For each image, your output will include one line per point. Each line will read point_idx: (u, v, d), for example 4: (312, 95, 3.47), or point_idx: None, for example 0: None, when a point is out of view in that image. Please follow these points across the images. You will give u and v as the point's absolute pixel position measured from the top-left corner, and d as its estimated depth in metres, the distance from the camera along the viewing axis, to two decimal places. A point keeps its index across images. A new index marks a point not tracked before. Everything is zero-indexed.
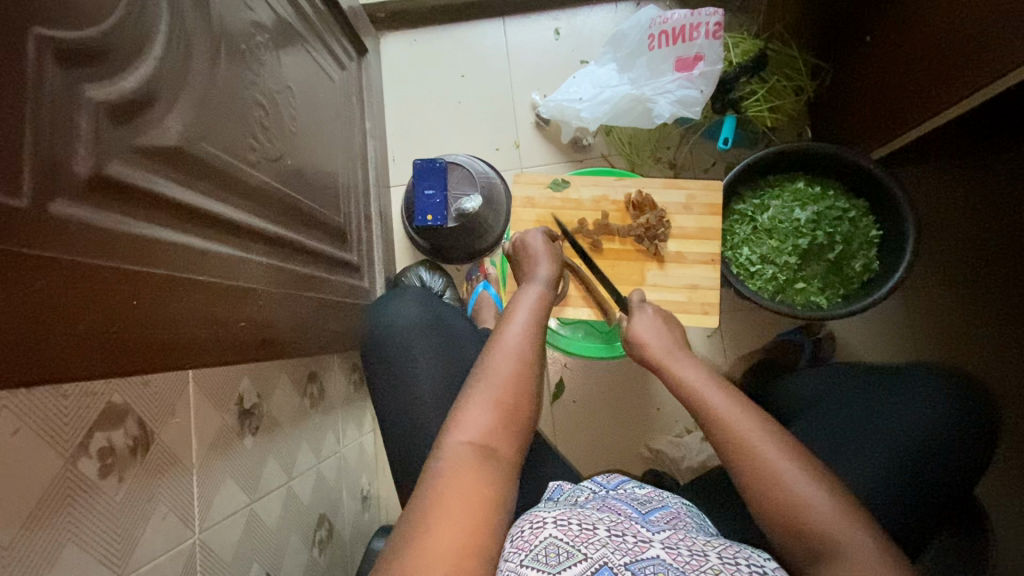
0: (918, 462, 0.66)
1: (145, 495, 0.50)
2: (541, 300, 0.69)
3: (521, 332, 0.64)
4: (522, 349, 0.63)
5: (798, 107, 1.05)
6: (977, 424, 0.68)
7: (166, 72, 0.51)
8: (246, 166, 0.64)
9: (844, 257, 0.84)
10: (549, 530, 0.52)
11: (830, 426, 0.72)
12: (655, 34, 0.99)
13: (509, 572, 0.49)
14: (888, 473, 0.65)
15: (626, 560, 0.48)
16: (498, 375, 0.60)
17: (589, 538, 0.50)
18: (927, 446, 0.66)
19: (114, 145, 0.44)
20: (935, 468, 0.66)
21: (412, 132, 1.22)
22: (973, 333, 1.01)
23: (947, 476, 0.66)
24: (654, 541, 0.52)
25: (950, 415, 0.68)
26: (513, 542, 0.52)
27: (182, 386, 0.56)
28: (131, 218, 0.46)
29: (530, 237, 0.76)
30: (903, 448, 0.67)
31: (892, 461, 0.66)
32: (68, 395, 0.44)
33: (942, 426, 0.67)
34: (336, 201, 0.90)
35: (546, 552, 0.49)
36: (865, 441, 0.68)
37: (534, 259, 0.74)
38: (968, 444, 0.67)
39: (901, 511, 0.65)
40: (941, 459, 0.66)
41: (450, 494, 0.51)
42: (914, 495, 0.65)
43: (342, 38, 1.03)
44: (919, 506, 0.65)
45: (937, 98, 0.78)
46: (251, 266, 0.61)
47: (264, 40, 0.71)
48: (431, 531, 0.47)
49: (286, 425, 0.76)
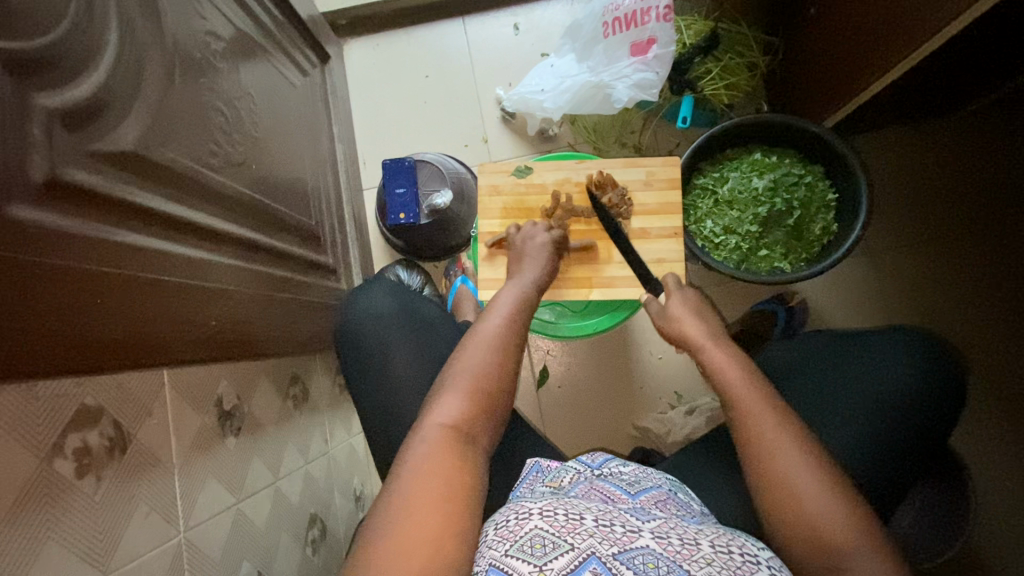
0: (886, 414, 0.68)
1: (126, 494, 0.51)
2: (524, 297, 0.71)
3: (501, 324, 0.66)
4: (499, 343, 0.65)
5: (752, 82, 1.08)
6: (946, 378, 0.69)
7: (119, 80, 0.52)
8: (209, 170, 0.65)
9: (803, 222, 0.87)
10: (535, 521, 0.51)
11: (804, 388, 0.74)
12: (609, 22, 1.01)
13: (494, 561, 0.49)
14: (861, 432, 0.67)
15: (614, 551, 0.48)
16: (473, 364, 0.62)
17: (576, 528, 0.50)
18: (896, 403, 0.68)
19: (69, 152, 0.45)
20: (906, 423, 0.68)
21: (381, 135, 1.24)
22: (940, 289, 1.03)
23: (916, 429, 0.68)
24: (644, 531, 0.51)
25: (919, 370, 0.69)
26: (499, 531, 0.52)
27: (157, 388, 0.56)
28: (93, 222, 0.47)
29: (537, 241, 0.77)
30: (873, 405, 0.68)
31: (861, 416, 0.68)
32: (39, 398, 0.44)
33: (906, 379, 0.69)
34: (306, 204, 0.92)
35: (531, 544, 0.49)
36: (838, 402, 0.70)
37: (526, 259, 0.76)
38: (937, 398, 0.69)
39: (873, 462, 0.66)
40: (910, 413, 0.68)
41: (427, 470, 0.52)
42: (889, 450, 0.67)
43: (303, 45, 1.05)
44: (893, 463, 0.67)
45: (879, 61, 0.80)
46: (219, 267, 0.62)
47: (220, 49, 0.72)
48: (409, 505, 0.49)
49: (270, 426, 0.77)
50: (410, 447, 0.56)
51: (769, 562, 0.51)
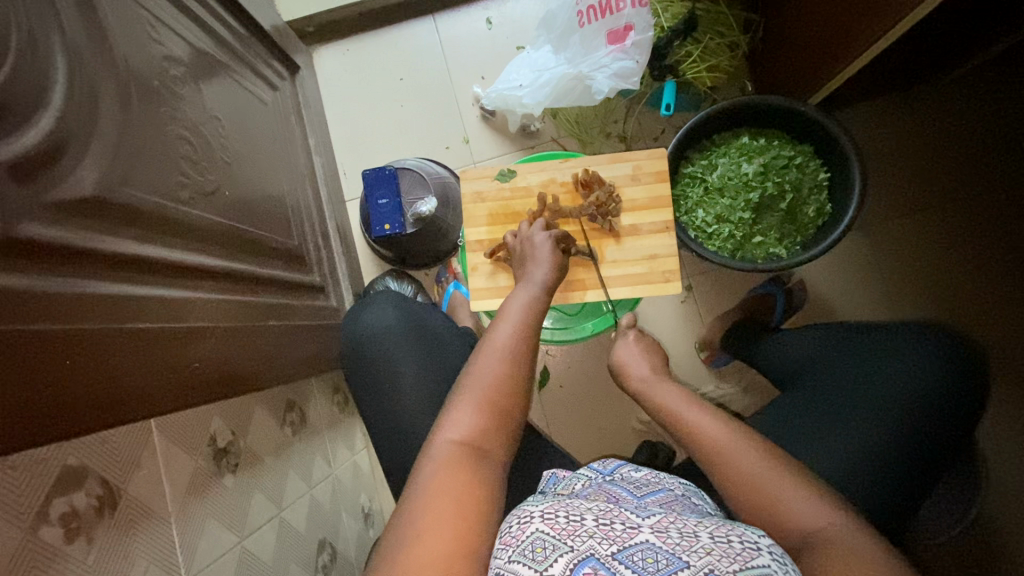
0: (907, 408, 0.67)
1: (119, 550, 0.50)
2: (534, 303, 0.68)
3: (512, 332, 0.64)
4: (509, 352, 0.62)
5: (734, 62, 1.06)
6: (969, 371, 0.70)
7: (71, 121, 0.49)
8: (179, 204, 0.62)
9: (797, 205, 0.85)
10: (536, 524, 0.48)
11: (818, 394, 0.73)
12: (583, 10, 0.98)
13: (497, 569, 0.46)
14: (882, 431, 0.66)
15: (614, 549, 0.45)
16: (485, 374, 0.60)
17: (575, 529, 0.47)
18: (915, 397, 0.68)
19: (22, 206, 0.43)
20: (925, 418, 0.67)
21: (359, 144, 1.21)
22: (941, 261, 1.01)
23: (943, 421, 0.68)
24: (644, 526, 0.48)
25: (940, 366, 0.69)
26: (501, 538, 0.49)
27: (145, 437, 0.54)
28: (52, 276, 0.44)
29: (536, 240, 0.74)
30: (893, 402, 0.68)
31: (885, 412, 0.67)
32: (17, 466, 0.42)
33: (931, 375, 0.69)
34: (286, 224, 0.89)
35: (532, 547, 0.46)
36: (854, 404, 0.69)
37: (532, 260, 0.72)
38: (962, 391, 0.69)
39: (897, 457, 0.65)
40: (931, 409, 0.67)
41: (432, 501, 0.50)
42: (915, 445, 0.66)
43: (270, 58, 1.01)
44: (918, 460, 0.66)
45: (863, 33, 0.78)
46: (199, 304, 0.60)
47: (180, 73, 0.69)
48: (414, 544, 0.47)
49: (268, 457, 0.75)
50: (422, 465, 0.54)
51: (771, 549, 0.47)
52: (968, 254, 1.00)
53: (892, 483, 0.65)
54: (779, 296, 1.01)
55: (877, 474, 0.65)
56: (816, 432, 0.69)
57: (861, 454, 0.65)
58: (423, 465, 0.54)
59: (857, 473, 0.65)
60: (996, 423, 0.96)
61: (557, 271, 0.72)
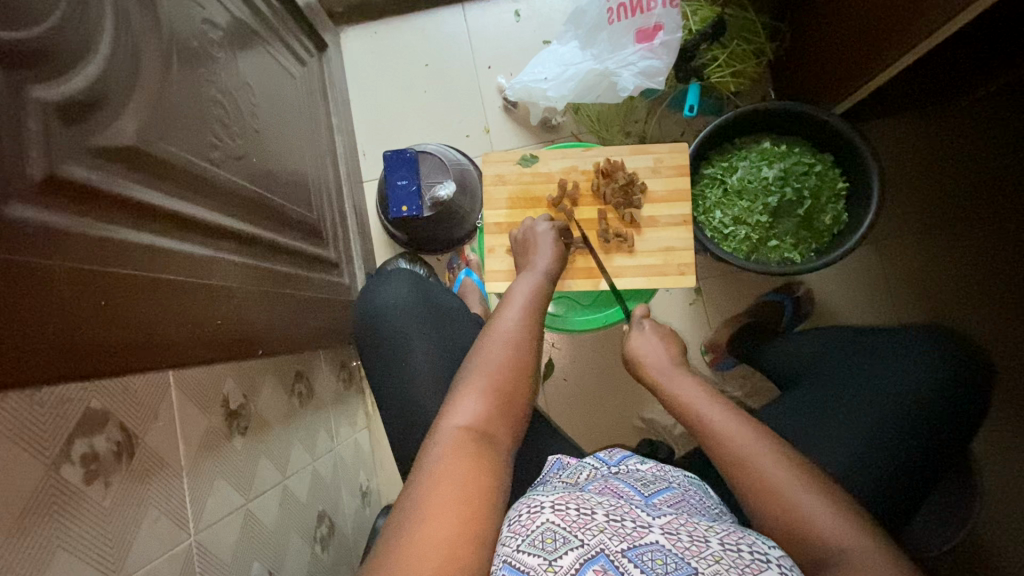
0: (910, 410, 0.68)
1: (135, 498, 0.50)
2: (537, 290, 0.70)
3: (517, 320, 0.65)
4: (510, 340, 0.63)
5: (759, 69, 1.07)
6: (971, 375, 0.71)
7: (115, 73, 0.50)
8: (209, 164, 0.63)
9: (814, 212, 0.85)
10: (546, 515, 0.49)
11: (822, 390, 0.74)
12: (613, 7, 0.98)
13: (505, 557, 0.46)
14: (886, 431, 0.67)
15: (624, 547, 0.45)
16: (490, 362, 0.61)
17: (586, 523, 0.47)
18: (918, 398, 0.69)
19: (66, 147, 0.44)
20: (927, 420, 0.68)
21: (380, 125, 1.22)
22: (950, 279, 1.02)
23: (944, 423, 0.69)
24: (654, 526, 0.48)
25: (943, 370, 0.70)
26: (511, 526, 0.50)
27: (163, 389, 0.55)
28: (91, 219, 0.45)
29: (539, 230, 0.76)
30: (897, 405, 0.69)
31: (889, 415, 0.68)
32: (45, 403, 0.43)
33: (933, 378, 0.70)
34: (307, 198, 0.90)
35: (542, 538, 0.46)
36: (858, 403, 0.70)
37: (534, 249, 0.75)
38: (963, 394, 0.70)
39: (899, 460, 0.66)
40: (932, 412, 0.68)
41: (444, 487, 0.49)
42: (916, 448, 0.67)
43: (300, 34, 1.02)
44: (918, 462, 0.67)
45: (890, 48, 0.79)
46: (224, 263, 0.61)
47: (217, 38, 0.70)
48: (426, 519, 0.46)
49: (276, 425, 0.76)
50: (428, 448, 0.54)
51: (780, 561, 0.46)
52: (976, 273, 1.01)
53: (892, 485, 0.66)
54: (788, 303, 1.05)
55: (879, 472, 0.66)
56: (817, 431, 0.69)
57: (863, 453, 0.66)
58: (433, 448, 0.54)
59: (858, 472, 0.65)
60: (994, 442, 0.97)
61: (557, 254, 0.74)
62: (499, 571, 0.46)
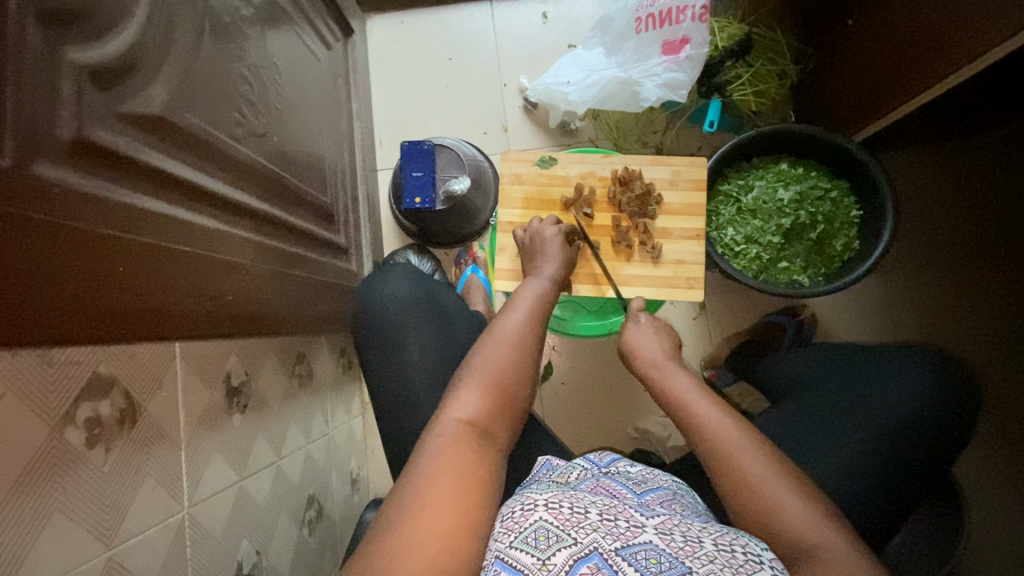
0: (899, 432, 0.69)
1: (133, 465, 0.50)
2: (544, 295, 0.70)
3: (520, 323, 0.65)
4: (509, 340, 0.63)
5: (781, 91, 1.06)
6: (958, 397, 0.71)
7: (148, 41, 0.50)
8: (232, 140, 0.63)
9: (826, 237, 0.86)
10: (539, 513, 0.49)
11: (814, 405, 0.75)
12: (642, 17, 0.98)
13: (498, 553, 0.46)
14: (872, 451, 0.68)
15: (618, 545, 0.46)
16: (491, 360, 0.61)
17: (580, 521, 0.47)
18: (906, 419, 0.70)
19: (97, 110, 0.44)
20: (920, 438, 0.69)
21: (400, 116, 1.22)
22: (955, 314, 1.03)
23: (929, 445, 0.70)
24: (647, 526, 0.49)
25: (932, 393, 0.71)
26: (503, 523, 0.49)
27: (169, 359, 0.55)
28: (113, 184, 0.45)
29: (546, 235, 0.76)
30: (887, 425, 0.69)
31: (876, 435, 0.69)
32: (52, 363, 0.43)
33: (923, 401, 0.70)
34: (322, 181, 0.90)
35: (535, 536, 0.46)
36: (847, 422, 0.71)
37: (541, 256, 0.75)
38: (949, 417, 0.71)
39: (884, 480, 0.67)
40: (919, 434, 0.69)
41: (440, 479, 0.49)
42: (899, 468, 0.68)
43: (329, 18, 1.02)
44: (901, 483, 0.68)
45: (914, 80, 0.79)
46: (239, 240, 0.61)
47: (249, 15, 0.70)
48: (417, 522, 0.46)
49: (275, 405, 0.76)
50: (426, 442, 0.53)
51: (773, 563, 0.47)
52: (980, 311, 1.02)
53: (876, 503, 0.67)
54: (790, 326, 1.04)
55: (865, 490, 0.66)
56: (812, 446, 0.69)
57: (858, 468, 0.67)
58: (427, 446, 0.53)
59: (846, 490, 0.66)
60: (987, 482, 0.97)
61: (565, 265, 0.75)
62: (492, 567, 0.46)
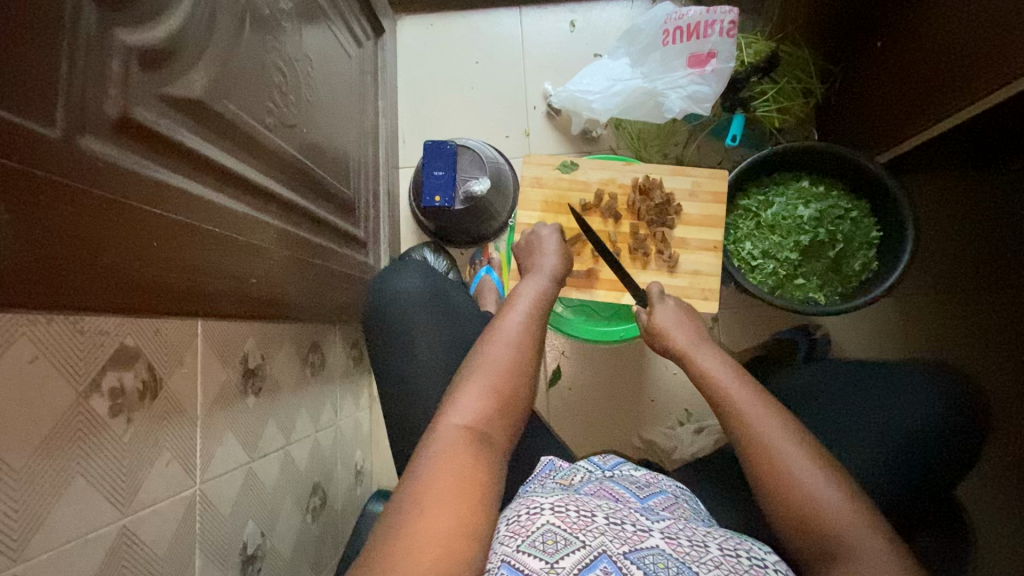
0: (907, 453, 0.68)
1: (152, 437, 0.52)
2: (544, 292, 0.71)
3: (521, 321, 0.66)
4: (520, 339, 0.64)
5: (807, 109, 1.08)
6: (969, 421, 0.70)
7: (192, 27, 0.52)
8: (264, 129, 0.65)
9: (843, 256, 0.86)
10: (547, 517, 0.49)
11: (824, 421, 0.74)
12: (670, 30, 0.99)
13: (505, 557, 0.46)
14: (877, 468, 0.67)
15: (625, 549, 0.46)
16: (494, 361, 0.61)
17: (587, 525, 0.48)
18: (916, 442, 0.69)
19: (141, 91, 0.45)
20: (929, 458, 0.69)
21: (424, 115, 1.23)
22: (972, 344, 1.01)
23: (936, 467, 0.69)
24: (653, 530, 0.49)
25: (943, 417, 0.70)
26: (509, 527, 0.49)
27: (191, 337, 0.57)
28: (151, 161, 0.46)
29: (541, 235, 0.78)
30: (897, 447, 0.69)
31: (884, 455, 0.68)
32: (84, 331, 0.45)
33: (934, 424, 0.69)
34: (346, 174, 0.92)
35: (544, 539, 0.47)
36: (855, 440, 0.70)
37: (540, 252, 0.76)
38: (959, 442, 0.70)
39: (886, 499, 0.67)
40: (926, 456, 0.69)
41: (437, 484, 0.49)
42: (904, 489, 0.68)
43: (361, 16, 1.04)
44: (902, 501, 0.68)
45: (940, 102, 0.79)
46: (264, 225, 0.62)
47: (287, 8, 0.72)
48: (423, 514, 0.46)
49: (287, 391, 0.77)
50: (428, 443, 0.54)
51: (777, 566, 0.48)
52: (996, 342, 1.01)
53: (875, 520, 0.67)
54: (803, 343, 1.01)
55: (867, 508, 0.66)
56: None
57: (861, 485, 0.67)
58: (435, 439, 0.54)
59: None
60: (1000, 517, 0.95)
61: (564, 260, 0.76)
62: (498, 571, 0.46)
